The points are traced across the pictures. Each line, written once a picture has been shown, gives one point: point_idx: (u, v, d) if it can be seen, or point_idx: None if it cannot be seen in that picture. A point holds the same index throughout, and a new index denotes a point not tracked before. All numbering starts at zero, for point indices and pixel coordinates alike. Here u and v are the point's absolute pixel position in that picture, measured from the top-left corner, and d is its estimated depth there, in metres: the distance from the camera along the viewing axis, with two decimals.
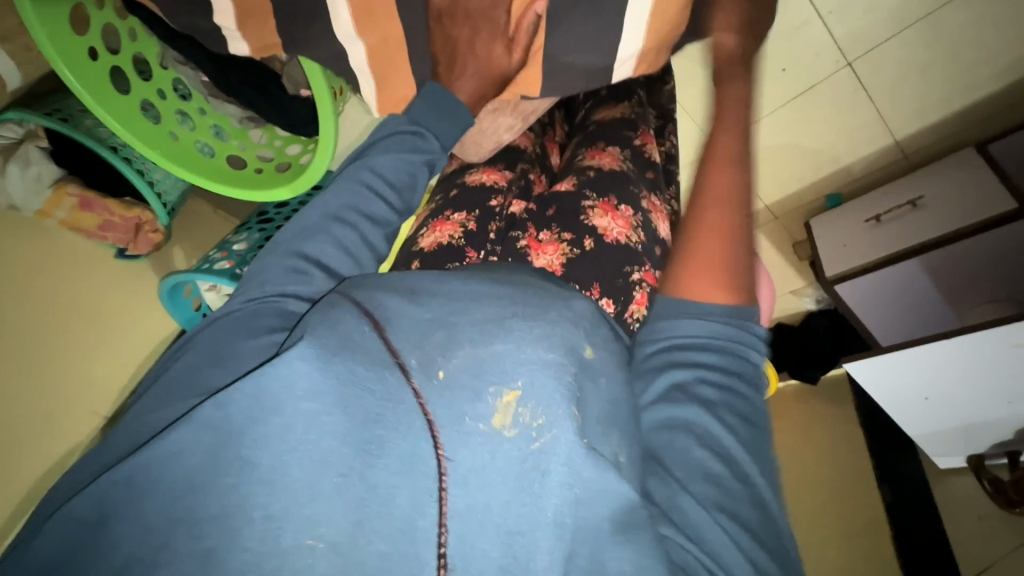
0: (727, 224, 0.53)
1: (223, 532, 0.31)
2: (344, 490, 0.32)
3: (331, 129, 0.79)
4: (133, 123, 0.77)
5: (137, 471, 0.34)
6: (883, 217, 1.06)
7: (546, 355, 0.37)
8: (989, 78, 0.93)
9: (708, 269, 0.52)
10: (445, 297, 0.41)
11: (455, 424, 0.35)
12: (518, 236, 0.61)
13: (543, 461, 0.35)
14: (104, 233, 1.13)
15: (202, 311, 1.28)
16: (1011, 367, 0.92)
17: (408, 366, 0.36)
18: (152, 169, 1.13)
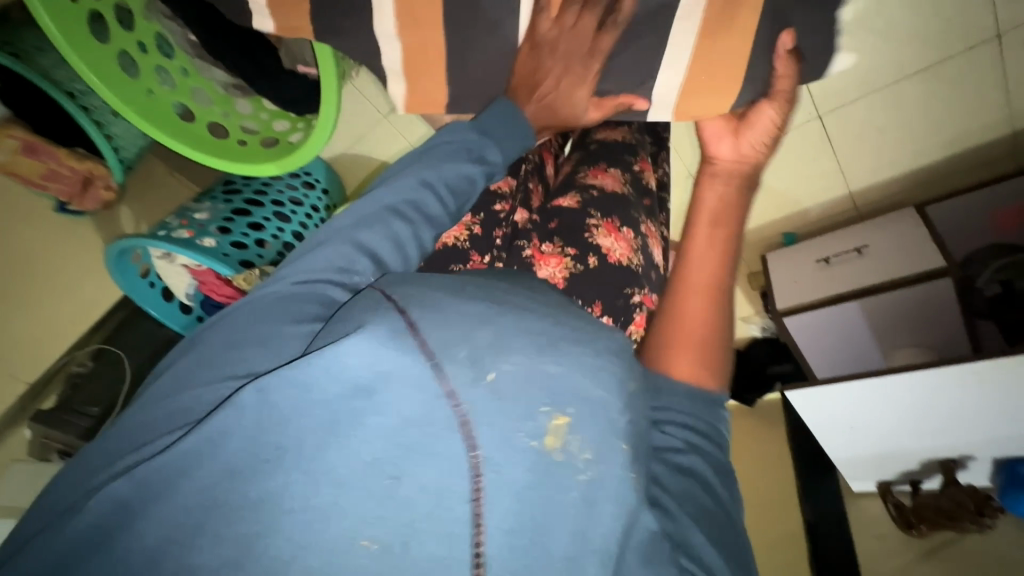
0: (702, 312, 0.61)
1: (265, 518, 0.34)
2: (395, 491, 0.34)
3: (332, 113, 0.77)
4: (109, 76, 0.72)
5: (182, 458, 0.37)
6: (832, 260, 1.16)
7: (595, 387, 0.39)
8: (935, 147, 1.04)
9: (685, 350, 0.58)
10: (488, 298, 0.42)
11: (508, 440, 0.35)
12: (523, 245, 0.66)
13: (592, 494, 0.38)
14: (47, 184, 1.04)
15: (150, 279, 1.23)
16: (925, 406, 1.03)
17: (458, 362, 0.36)
18: (111, 123, 1.05)
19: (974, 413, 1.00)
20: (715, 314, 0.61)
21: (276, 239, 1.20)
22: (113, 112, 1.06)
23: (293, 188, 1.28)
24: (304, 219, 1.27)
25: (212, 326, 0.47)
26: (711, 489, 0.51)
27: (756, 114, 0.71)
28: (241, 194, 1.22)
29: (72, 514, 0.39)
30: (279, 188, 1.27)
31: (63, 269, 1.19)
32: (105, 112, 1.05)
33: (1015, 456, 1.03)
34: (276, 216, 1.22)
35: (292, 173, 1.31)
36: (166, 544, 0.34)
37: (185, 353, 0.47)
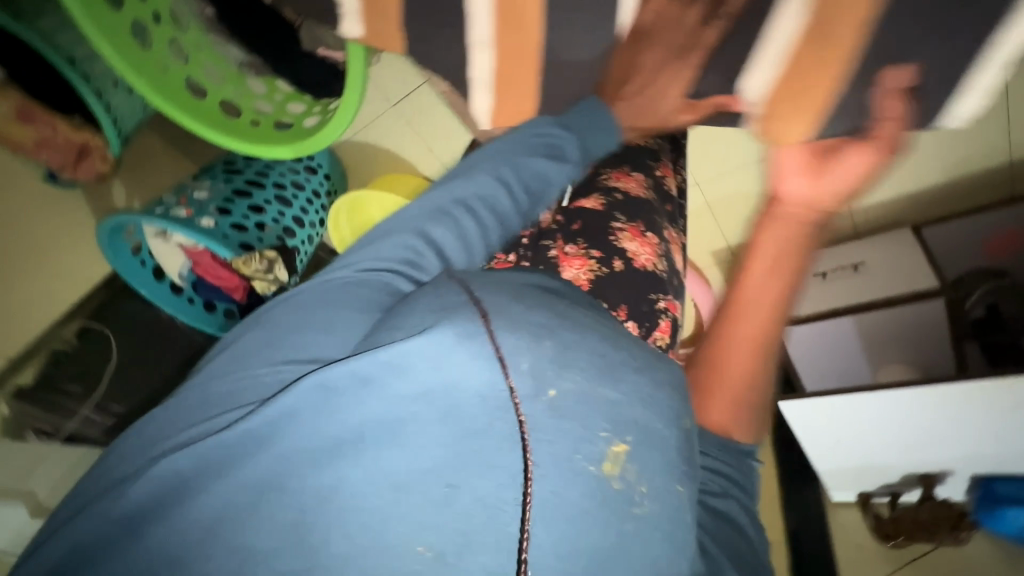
0: (743, 368, 0.62)
1: (320, 510, 0.37)
2: (454, 500, 0.37)
3: (354, 101, 0.75)
4: (122, 44, 0.70)
5: (241, 446, 0.41)
6: (829, 274, 1.18)
7: (654, 419, 0.42)
8: (937, 171, 1.09)
9: (719, 398, 0.62)
10: (553, 312, 0.46)
11: (567, 463, 0.38)
12: (549, 245, 0.66)
13: (648, 531, 0.39)
14: (40, 152, 0.99)
15: (140, 256, 1.19)
16: (911, 421, 1.06)
17: (522, 376, 0.39)
18: (111, 92, 1.01)
19: (958, 430, 1.03)
20: (757, 375, 0.63)
21: (276, 223, 1.17)
22: (115, 83, 1.02)
23: (295, 171, 1.25)
24: (306, 204, 1.24)
25: (290, 299, 0.55)
26: (738, 526, 0.56)
27: (846, 157, 0.64)
28: (241, 175, 1.19)
29: (133, 481, 0.44)
30: (281, 172, 1.23)
31: (50, 245, 1.16)
32: (107, 83, 1.01)
33: (992, 475, 1.08)
34: (277, 199, 1.20)
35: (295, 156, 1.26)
36: (223, 518, 0.38)
37: (256, 325, 0.54)
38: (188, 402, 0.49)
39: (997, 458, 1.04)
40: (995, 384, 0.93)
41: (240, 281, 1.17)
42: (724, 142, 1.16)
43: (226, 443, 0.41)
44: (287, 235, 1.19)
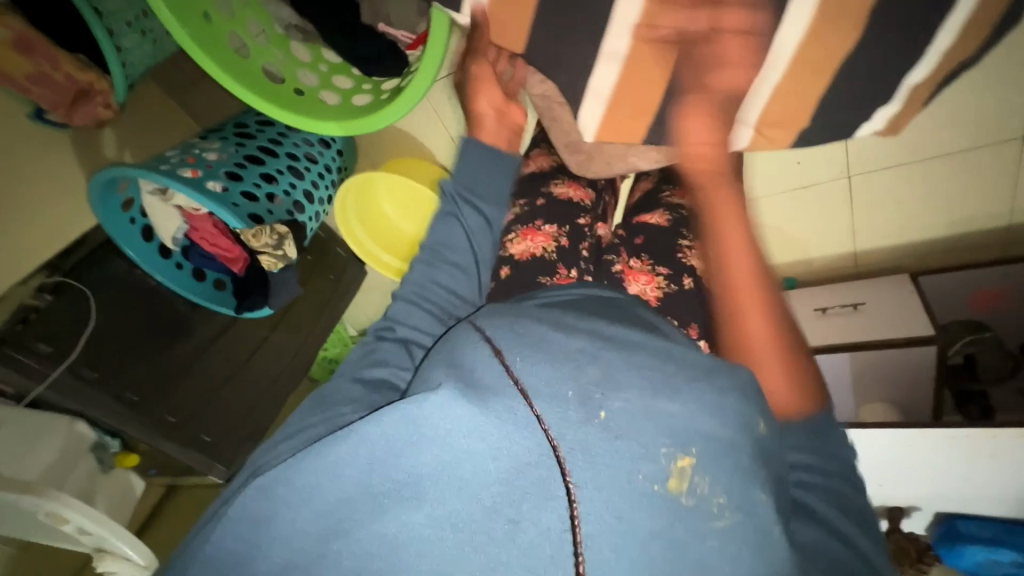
0: (766, 335, 0.61)
1: (401, 541, 0.43)
2: (517, 532, 0.41)
3: (421, 88, 0.72)
4: None
5: (315, 473, 0.47)
6: (827, 310, 1.22)
7: (716, 425, 0.46)
8: (942, 226, 1.13)
9: (773, 375, 0.60)
10: (596, 337, 0.51)
11: (632, 478, 0.42)
12: (614, 261, 0.80)
13: (726, 540, 0.43)
14: (30, 88, 0.89)
15: (132, 213, 1.11)
16: (897, 461, 1.09)
17: (571, 403, 0.45)
18: (122, 34, 0.93)
19: (937, 471, 1.07)
20: (784, 333, 0.62)
21: (287, 196, 1.11)
22: (128, 24, 0.94)
23: (309, 143, 1.18)
24: (317, 178, 1.18)
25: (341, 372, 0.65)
26: (844, 540, 0.53)
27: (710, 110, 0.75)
28: (254, 140, 1.12)
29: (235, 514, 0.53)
30: (295, 141, 1.17)
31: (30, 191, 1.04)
32: (119, 22, 0.93)
33: (956, 513, 1.15)
34: (290, 170, 1.13)
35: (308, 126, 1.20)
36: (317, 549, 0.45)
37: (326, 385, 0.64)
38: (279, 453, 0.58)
39: (964, 499, 1.11)
40: (976, 433, 0.97)
41: (242, 249, 1.16)
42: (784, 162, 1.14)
43: (305, 471, 0.48)
44: (297, 209, 1.13)
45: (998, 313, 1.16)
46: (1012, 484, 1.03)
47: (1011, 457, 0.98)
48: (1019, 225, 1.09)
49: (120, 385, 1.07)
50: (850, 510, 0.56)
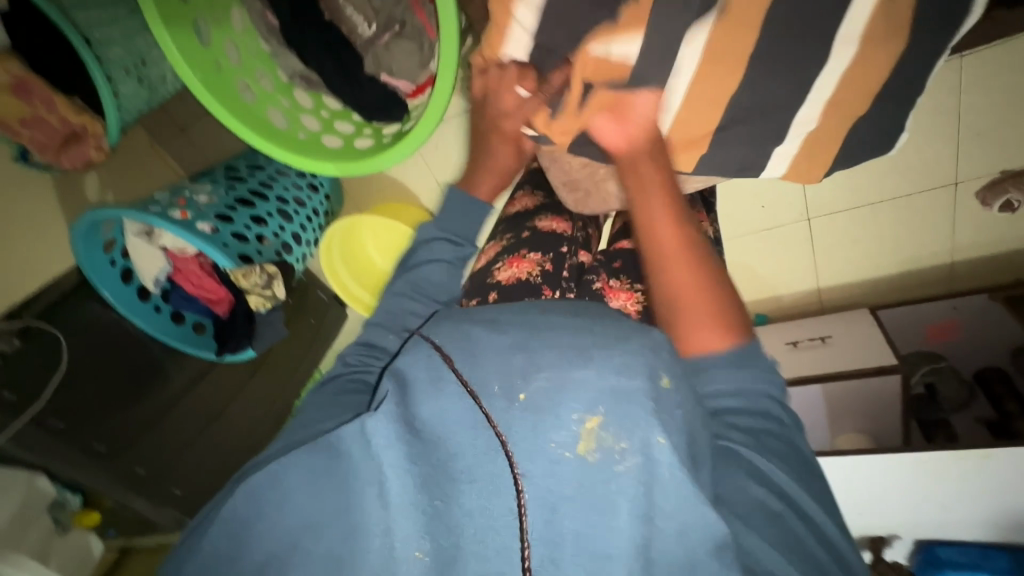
0: (693, 283, 0.58)
1: (345, 539, 0.42)
2: (445, 514, 0.40)
3: (426, 133, 0.77)
4: (184, 39, 0.74)
5: (265, 499, 0.45)
6: (799, 344, 1.29)
7: (623, 379, 0.42)
8: (894, 265, 1.24)
9: (704, 322, 0.56)
10: (528, 328, 0.47)
11: (541, 448, 0.40)
12: (594, 280, 0.80)
13: (626, 485, 0.40)
14: (23, 130, 0.91)
15: (112, 256, 1.09)
16: (873, 488, 1.11)
17: (495, 398, 0.42)
18: (121, 80, 0.95)
19: (910, 496, 1.11)
20: (707, 274, 0.58)
21: (276, 237, 1.12)
22: (126, 71, 0.96)
23: (299, 187, 1.19)
24: (305, 221, 1.19)
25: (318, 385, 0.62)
26: (784, 498, 0.50)
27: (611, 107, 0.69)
28: (244, 183, 1.12)
29: (196, 533, 0.50)
30: (284, 184, 1.18)
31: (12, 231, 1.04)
32: (118, 69, 0.94)
33: (933, 540, 1.18)
34: (279, 212, 1.14)
35: (298, 171, 1.21)
36: (269, 559, 0.43)
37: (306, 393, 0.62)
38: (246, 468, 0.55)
39: (943, 525, 1.14)
40: (945, 456, 1.01)
41: (226, 291, 1.16)
42: (752, 202, 1.22)
43: (251, 497, 0.46)
44: (285, 250, 1.14)
45: (953, 345, 1.25)
46: (985, 507, 1.07)
47: (981, 481, 1.02)
48: (962, 263, 1.19)
49: (89, 435, 1.02)
50: (790, 461, 0.53)
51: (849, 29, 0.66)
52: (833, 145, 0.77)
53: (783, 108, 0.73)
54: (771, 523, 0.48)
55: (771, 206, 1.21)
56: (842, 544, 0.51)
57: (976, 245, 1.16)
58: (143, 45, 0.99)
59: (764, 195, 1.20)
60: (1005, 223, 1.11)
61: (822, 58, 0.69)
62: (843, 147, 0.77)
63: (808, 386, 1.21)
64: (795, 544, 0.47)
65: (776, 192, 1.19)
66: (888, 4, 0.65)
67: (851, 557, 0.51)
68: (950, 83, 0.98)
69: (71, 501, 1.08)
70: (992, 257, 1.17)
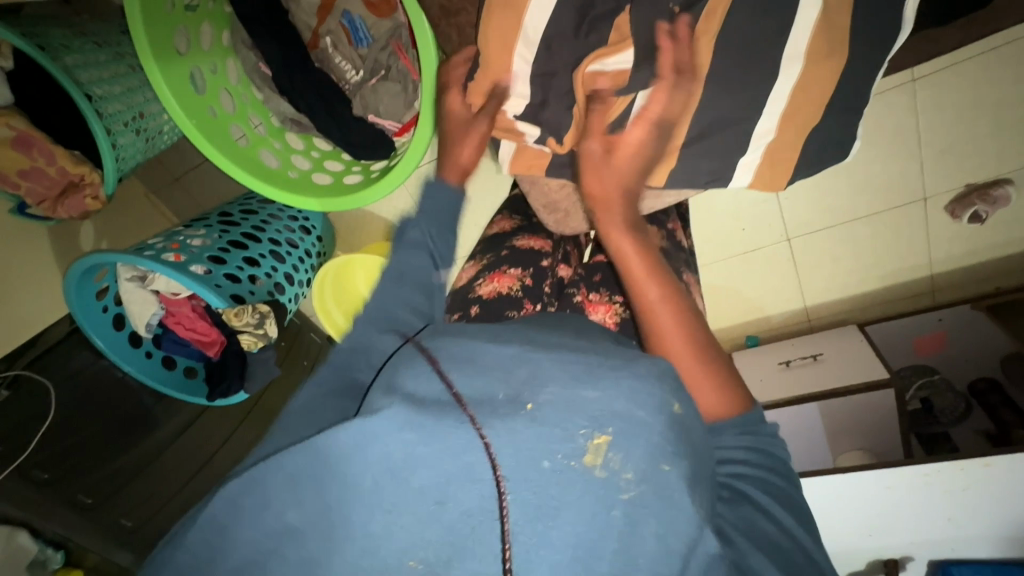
0: (688, 361, 0.55)
1: (332, 543, 0.41)
2: (439, 515, 0.39)
3: (412, 167, 0.80)
4: (182, 89, 0.79)
5: (241, 504, 0.44)
6: (791, 363, 1.29)
7: (630, 407, 0.42)
8: (876, 279, 1.26)
9: (695, 391, 0.55)
10: (526, 345, 0.48)
11: (546, 460, 0.40)
12: (574, 292, 0.82)
13: (636, 515, 0.40)
14: (22, 181, 0.96)
15: (105, 303, 1.11)
16: (879, 504, 1.09)
17: (499, 403, 0.43)
18: (120, 132, 0.99)
19: (916, 513, 1.08)
20: (705, 344, 0.57)
21: (269, 278, 1.14)
22: (125, 124, 1.00)
23: (292, 230, 1.23)
24: (297, 262, 1.23)
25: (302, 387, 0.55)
26: (777, 524, 0.50)
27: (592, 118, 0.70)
28: (240, 227, 1.15)
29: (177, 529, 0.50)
30: (278, 227, 1.20)
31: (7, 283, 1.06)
32: (118, 122, 0.98)
33: (947, 559, 1.14)
34: (273, 254, 1.17)
35: (290, 215, 1.25)
36: (248, 564, 0.43)
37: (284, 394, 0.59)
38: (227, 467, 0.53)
39: (955, 542, 1.11)
40: (947, 467, 0.99)
41: (218, 334, 1.16)
42: (731, 225, 1.26)
43: (230, 501, 0.45)
44: (278, 290, 1.16)
45: (944, 358, 1.26)
46: (996, 520, 1.05)
47: (987, 492, 1.01)
48: (941, 275, 1.22)
49: (74, 488, 1.00)
50: (786, 496, 0.52)
51: (792, 46, 0.72)
52: (790, 155, 0.81)
53: (742, 122, 0.78)
54: (778, 561, 0.47)
55: (751, 227, 1.25)
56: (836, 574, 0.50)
57: (952, 257, 1.19)
58: (141, 99, 1.04)
59: (743, 217, 1.24)
60: (976, 233, 1.14)
61: (773, 74, 0.74)
62: (802, 157, 0.82)
63: (799, 407, 1.21)
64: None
65: (754, 215, 1.23)
66: (824, 23, 0.71)
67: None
68: (908, 104, 1.04)
69: (52, 559, 1.03)
70: (973, 266, 1.19)
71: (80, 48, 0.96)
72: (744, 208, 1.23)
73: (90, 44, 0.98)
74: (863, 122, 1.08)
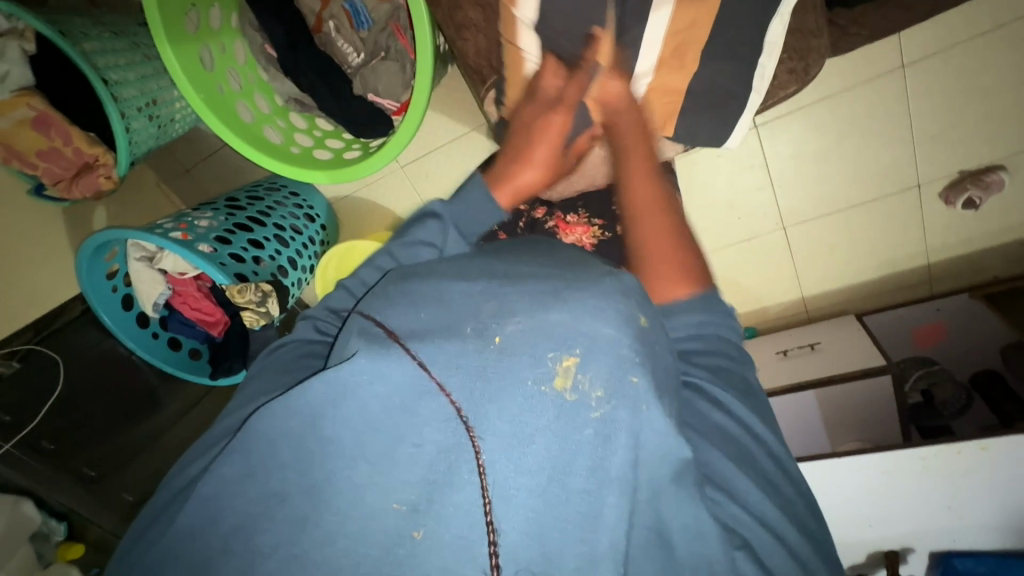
0: (663, 235, 0.60)
1: (314, 500, 0.39)
2: (417, 459, 0.38)
3: (407, 137, 0.84)
4: (191, 65, 0.83)
5: (227, 471, 0.42)
6: (789, 352, 1.30)
7: (598, 323, 0.41)
8: (872, 268, 1.26)
9: (667, 270, 0.58)
10: (494, 278, 0.49)
11: (517, 387, 0.39)
12: (551, 218, 0.93)
13: (607, 431, 0.39)
14: (39, 162, 1.01)
15: (115, 282, 1.15)
16: (876, 491, 1.08)
17: (467, 336, 0.42)
18: (134, 116, 1.03)
19: (915, 500, 1.07)
20: (675, 226, 0.61)
21: (273, 260, 1.18)
22: (138, 109, 1.04)
23: (296, 216, 1.26)
24: (301, 248, 1.26)
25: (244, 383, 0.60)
26: (735, 419, 0.54)
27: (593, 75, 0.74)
28: (244, 210, 1.18)
29: (173, 508, 0.50)
30: (282, 214, 1.23)
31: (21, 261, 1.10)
32: (131, 107, 1.02)
33: (949, 550, 1.12)
34: (276, 238, 1.20)
35: (295, 202, 1.28)
36: (237, 532, 0.40)
37: (247, 381, 0.60)
38: (214, 437, 0.55)
39: (957, 532, 1.09)
40: (943, 451, 0.99)
41: (224, 313, 1.20)
42: (727, 211, 1.26)
43: (216, 474, 0.43)
44: (281, 273, 1.19)
45: (942, 348, 1.26)
46: (996, 508, 1.04)
47: (988, 479, 1.00)
48: (938, 264, 1.22)
49: (79, 461, 1.04)
50: (742, 389, 0.57)
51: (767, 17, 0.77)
52: None
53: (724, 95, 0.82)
54: (734, 452, 0.51)
55: (746, 214, 1.26)
56: (782, 451, 0.57)
57: (949, 245, 1.19)
58: (154, 86, 1.08)
59: (739, 206, 1.25)
60: (972, 221, 1.15)
61: (753, 57, 0.81)
62: None
63: (794, 395, 1.21)
64: (751, 465, 0.52)
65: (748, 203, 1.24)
66: None
67: (792, 466, 0.57)
68: (899, 91, 1.05)
69: (55, 530, 1.06)
70: (969, 255, 1.20)
71: (98, 34, 1.01)
72: (740, 196, 1.24)
73: (108, 32, 1.03)
74: (855, 109, 1.09)
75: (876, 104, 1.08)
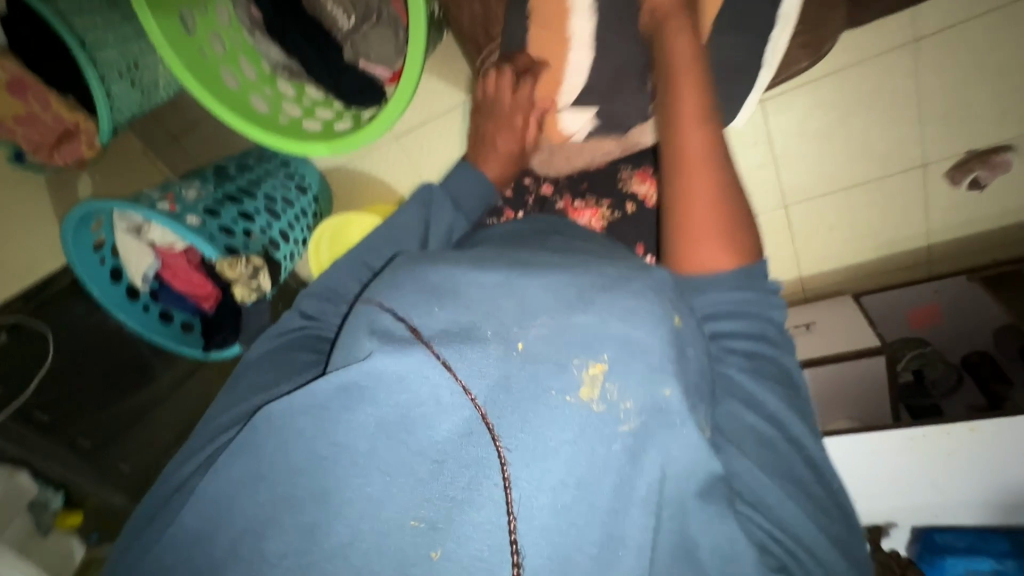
0: (709, 198, 0.56)
1: (324, 510, 0.38)
2: (439, 474, 0.37)
3: (401, 106, 0.80)
4: (170, 29, 0.79)
5: (235, 474, 0.42)
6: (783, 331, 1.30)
7: (630, 329, 0.40)
8: (871, 248, 1.24)
9: (704, 240, 0.56)
10: (515, 267, 0.46)
11: (541, 397, 0.38)
12: (557, 200, 0.88)
13: (636, 450, 0.39)
14: (17, 127, 0.98)
15: (103, 254, 1.12)
16: (862, 468, 1.10)
17: (488, 338, 0.41)
18: (115, 80, 0.99)
19: (900, 477, 1.09)
20: (723, 186, 0.57)
21: (263, 233, 1.15)
22: (119, 74, 1.00)
23: (286, 188, 1.21)
24: (294, 220, 1.20)
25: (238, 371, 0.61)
26: (771, 419, 0.53)
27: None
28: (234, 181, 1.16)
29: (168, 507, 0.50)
30: (272, 185, 1.19)
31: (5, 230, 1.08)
32: (111, 71, 0.98)
33: (931, 526, 1.15)
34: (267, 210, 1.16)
35: (285, 173, 1.22)
36: (247, 537, 0.40)
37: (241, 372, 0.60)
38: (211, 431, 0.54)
39: (943, 510, 1.12)
40: (932, 430, 1.00)
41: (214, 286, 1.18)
42: None
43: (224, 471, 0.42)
44: (272, 246, 1.16)
45: None
46: (979, 486, 1.05)
47: (972, 458, 1.01)
48: (938, 246, 1.20)
49: (74, 431, 1.08)
50: (781, 383, 0.55)
51: None
52: None
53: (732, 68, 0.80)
54: (762, 446, 0.51)
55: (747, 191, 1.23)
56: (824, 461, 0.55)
57: (955, 226, 1.17)
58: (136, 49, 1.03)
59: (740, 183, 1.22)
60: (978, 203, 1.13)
61: (763, 29, 0.79)
62: None
63: None
64: (778, 460, 0.51)
65: (751, 180, 1.21)
66: None
67: (834, 478, 0.55)
68: (909, 65, 1.03)
69: (52, 500, 1.07)
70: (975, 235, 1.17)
71: None
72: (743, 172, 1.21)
73: None
74: (863, 85, 1.06)
75: (883, 79, 1.05)
